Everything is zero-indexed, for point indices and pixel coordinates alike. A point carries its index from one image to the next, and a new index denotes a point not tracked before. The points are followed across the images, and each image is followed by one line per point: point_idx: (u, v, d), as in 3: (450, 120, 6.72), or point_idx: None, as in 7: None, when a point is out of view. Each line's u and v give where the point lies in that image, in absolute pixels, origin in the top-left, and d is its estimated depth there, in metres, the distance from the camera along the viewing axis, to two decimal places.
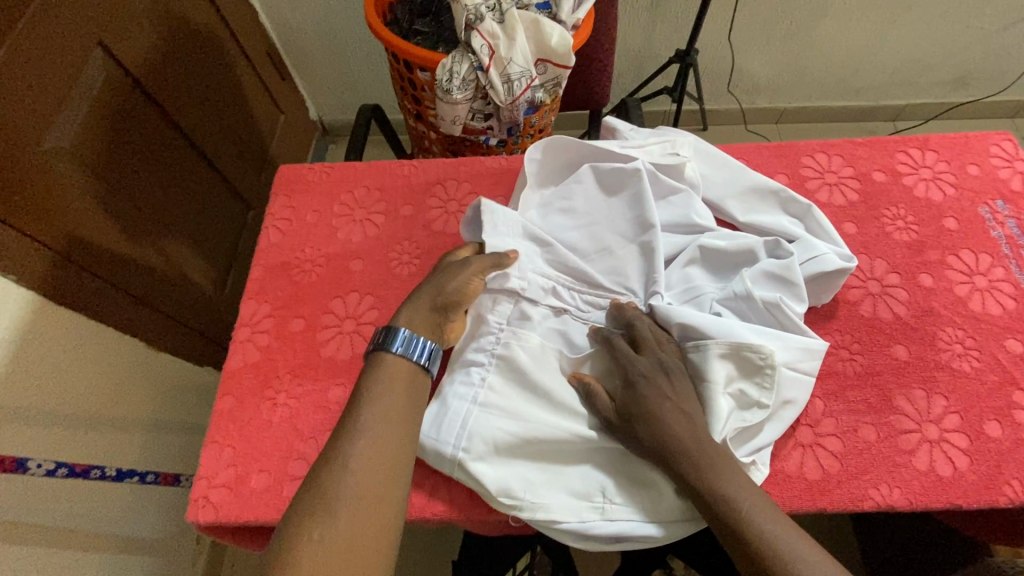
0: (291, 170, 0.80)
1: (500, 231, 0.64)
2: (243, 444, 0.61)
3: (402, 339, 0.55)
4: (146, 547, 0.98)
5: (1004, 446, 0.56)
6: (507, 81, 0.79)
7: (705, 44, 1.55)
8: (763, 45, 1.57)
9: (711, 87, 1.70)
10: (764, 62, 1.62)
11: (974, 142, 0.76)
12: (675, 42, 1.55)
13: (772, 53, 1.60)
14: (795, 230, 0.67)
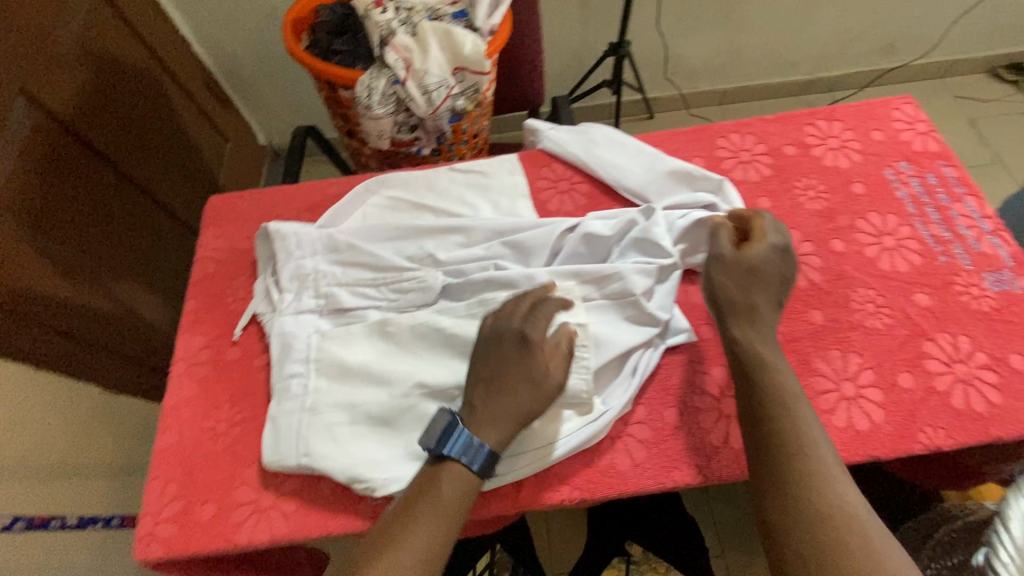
0: (220, 200, 0.81)
1: (325, 253, 0.69)
2: (187, 477, 0.61)
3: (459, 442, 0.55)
4: None
5: (916, 395, 0.59)
6: (426, 92, 0.80)
7: (638, 34, 1.57)
8: (694, 30, 1.60)
9: (651, 75, 1.73)
10: (698, 47, 1.66)
11: (877, 108, 0.79)
12: (609, 35, 1.57)
13: (704, 37, 1.63)
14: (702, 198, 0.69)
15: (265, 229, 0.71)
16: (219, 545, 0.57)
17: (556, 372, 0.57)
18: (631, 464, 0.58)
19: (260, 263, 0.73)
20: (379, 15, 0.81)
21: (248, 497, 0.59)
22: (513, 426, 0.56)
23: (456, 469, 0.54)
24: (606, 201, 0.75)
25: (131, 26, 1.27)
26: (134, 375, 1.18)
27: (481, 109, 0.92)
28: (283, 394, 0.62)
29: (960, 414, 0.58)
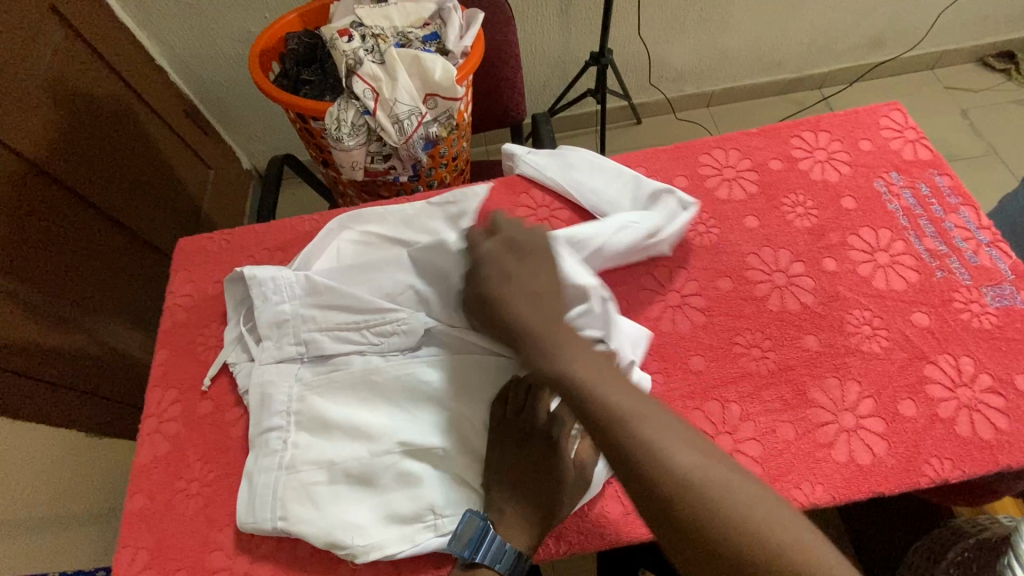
0: (190, 243, 0.78)
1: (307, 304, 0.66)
2: (157, 543, 0.58)
3: (483, 545, 0.52)
4: None
5: (919, 424, 0.56)
6: (397, 122, 0.77)
7: (621, 42, 1.55)
8: (676, 34, 1.58)
9: (635, 81, 1.71)
10: (682, 51, 1.63)
11: (865, 117, 0.77)
12: (591, 43, 1.55)
13: (688, 41, 1.61)
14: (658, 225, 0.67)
15: (237, 272, 0.67)
16: None
17: (582, 470, 0.55)
18: (623, 512, 0.56)
19: (229, 307, 0.69)
20: (345, 44, 0.78)
21: (222, 563, 0.56)
22: (535, 530, 0.54)
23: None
24: None
25: (103, 59, 1.25)
26: (117, 416, 1.15)
27: (458, 133, 0.89)
28: (261, 449, 0.59)
29: (966, 442, 0.55)
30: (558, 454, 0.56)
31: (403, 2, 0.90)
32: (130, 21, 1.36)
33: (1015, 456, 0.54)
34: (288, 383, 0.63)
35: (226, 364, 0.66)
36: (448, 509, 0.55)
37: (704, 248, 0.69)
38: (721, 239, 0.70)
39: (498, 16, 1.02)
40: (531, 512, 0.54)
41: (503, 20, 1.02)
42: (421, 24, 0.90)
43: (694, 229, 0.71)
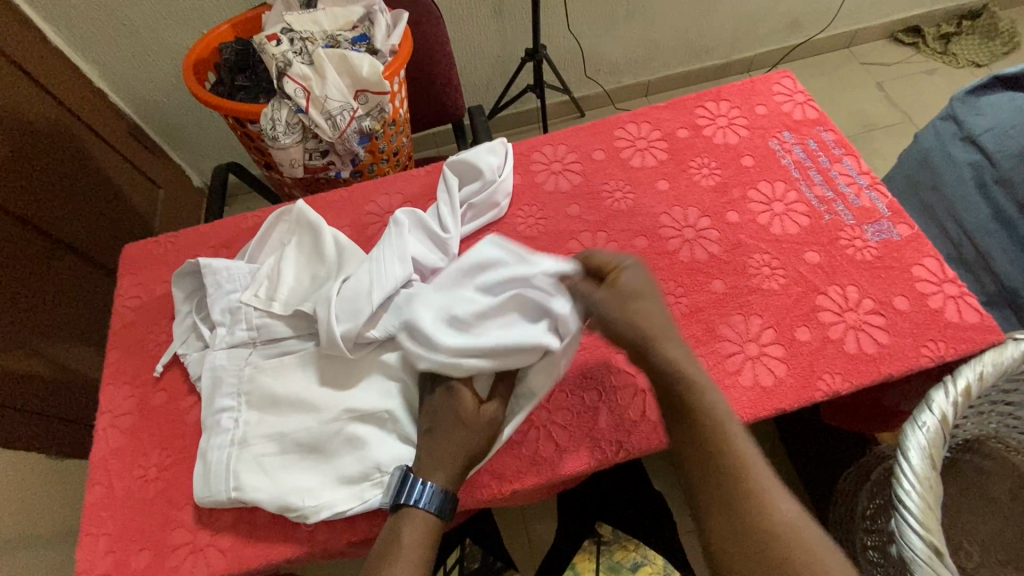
0: (136, 247, 0.81)
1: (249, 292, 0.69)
2: (120, 528, 0.61)
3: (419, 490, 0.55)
4: None
5: (814, 345, 0.63)
6: (330, 118, 0.82)
7: (553, 38, 1.63)
8: (607, 28, 1.66)
9: (574, 75, 1.78)
10: (614, 44, 1.72)
11: (760, 85, 0.84)
12: (526, 41, 1.61)
13: (618, 34, 1.69)
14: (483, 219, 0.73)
15: (188, 264, 0.70)
16: None
17: (489, 412, 0.59)
18: (560, 451, 0.61)
19: (176, 302, 0.72)
20: (274, 48, 0.83)
21: (184, 539, 0.59)
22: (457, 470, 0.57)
23: (418, 518, 0.55)
24: (518, 202, 0.78)
25: (41, 85, 1.25)
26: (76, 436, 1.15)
27: (395, 127, 0.94)
28: (213, 429, 0.62)
29: (854, 358, 0.63)
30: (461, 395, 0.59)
31: (331, 9, 0.95)
32: (65, 46, 1.36)
33: (894, 366, 0.62)
34: (235, 366, 0.65)
35: (177, 355, 0.69)
36: (394, 465, 0.59)
37: (622, 212, 0.75)
38: (636, 202, 0.76)
39: (426, 17, 1.08)
40: (454, 454, 0.57)
41: (432, 20, 1.08)
42: (350, 27, 0.95)
43: (612, 196, 0.77)
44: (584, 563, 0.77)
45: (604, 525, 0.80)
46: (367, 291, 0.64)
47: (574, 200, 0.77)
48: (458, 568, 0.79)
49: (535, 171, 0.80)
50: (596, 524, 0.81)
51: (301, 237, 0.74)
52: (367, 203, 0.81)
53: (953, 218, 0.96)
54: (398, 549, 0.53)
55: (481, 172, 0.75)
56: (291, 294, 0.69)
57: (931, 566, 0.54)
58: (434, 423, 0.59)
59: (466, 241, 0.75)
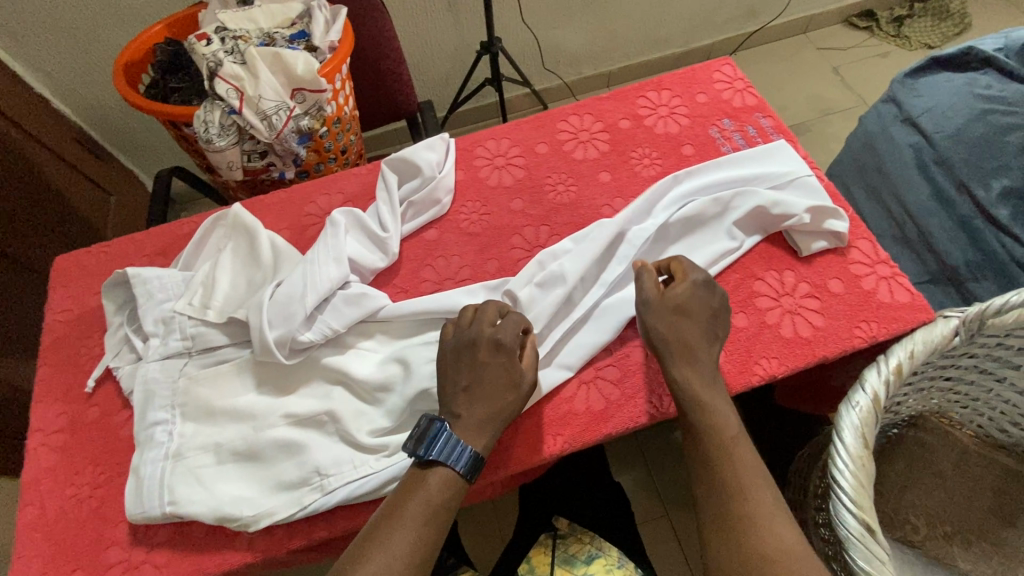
0: (68, 258, 0.78)
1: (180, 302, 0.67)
2: (53, 550, 0.59)
3: (445, 445, 0.54)
4: None
5: (751, 331, 0.64)
6: (265, 118, 0.80)
7: (509, 31, 1.61)
8: (563, 19, 1.65)
9: (533, 67, 1.77)
10: (572, 35, 1.71)
11: (700, 74, 0.85)
12: (482, 34, 1.60)
13: (576, 24, 1.68)
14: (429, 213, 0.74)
15: (117, 275, 0.68)
16: None
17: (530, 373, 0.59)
18: (504, 447, 0.61)
19: (108, 314, 0.69)
20: (204, 48, 0.81)
21: (120, 556, 0.58)
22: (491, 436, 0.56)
23: (444, 473, 0.54)
24: (461, 198, 0.77)
25: None
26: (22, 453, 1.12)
27: (340, 126, 0.93)
28: (147, 443, 0.60)
29: (790, 342, 0.63)
30: (506, 355, 0.58)
31: (267, 6, 0.92)
32: None
33: (829, 348, 0.63)
34: (168, 377, 0.64)
35: (110, 369, 0.67)
36: (334, 467, 0.58)
37: (565, 206, 0.75)
38: (579, 194, 0.76)
39: (369, 11, 1.05)
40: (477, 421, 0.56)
41: (376, 15, 1.06)
42: (288, 25, 0.93)
43: (555, 189, 0.76)
44: (539, 556, 0.76)
45: (561, 518, 0.81)
46: (302, 295, 0.63)
47: (517, 194, 0.77)
48: None
49: (478, 166, 0.79)
50: (553, 518, 0.82)
51: (236, 242, 0.72)
52: (307, 205, 0.79)
53: (896, 199, 0.98)
54: (421, 493, 0.53)
55: (419, 168, 0.74)
56: (226, 300, 0.67)
57: (864, 544, 0.55)
58: (472, 381, 0.57)
59: (408, 240, 0.74)
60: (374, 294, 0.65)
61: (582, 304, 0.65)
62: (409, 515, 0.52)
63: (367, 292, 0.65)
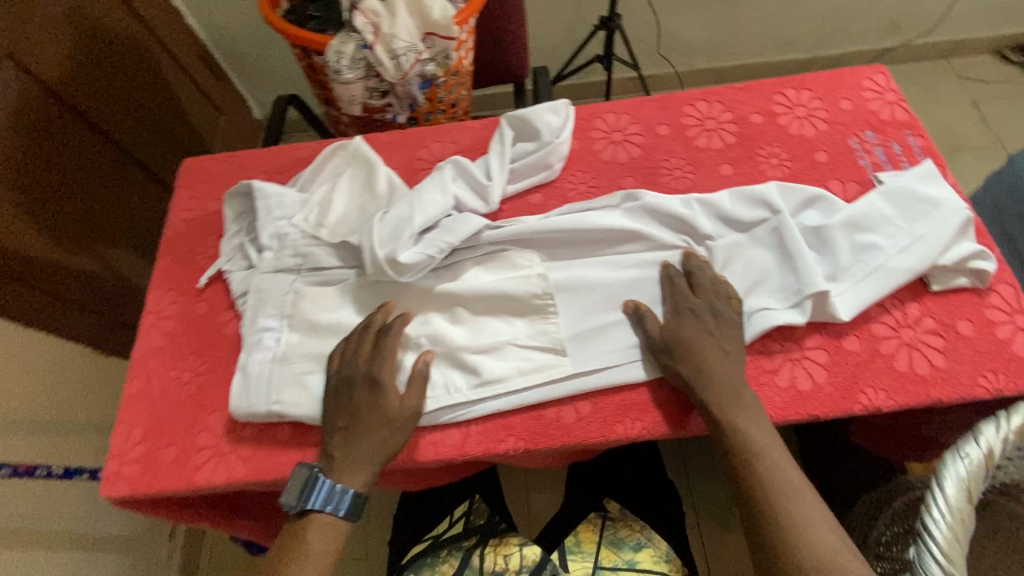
0: (195, 161, 0.82)
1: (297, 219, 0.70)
2: (153, 422, 0.64)
3: (319, 496, 0.58)
4: (80, 542, 1.04)
5: (861, 357, 0.60)
6: (394, 57, 0.81)
7: (629, 10, 1.56)
8: (687, 5, 1.58)
9: (644, 51, 1.71)
10: (692, 24, 1.64)
11: (848, 78, 0.79)
12: (601, 9, 1.54)
13: (698, 13, 1.61)
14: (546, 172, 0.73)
15: (242, 186, 0.72)
16: (180, 486, 0.60)
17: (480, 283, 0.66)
18: (579, 417, 0.61)
19: (227, 220, 0.74)
20: None
21: (210, 442, 0.62)
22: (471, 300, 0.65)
23: (325, 520, 0.58)
24: (573, 167, 0.75)
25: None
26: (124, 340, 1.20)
27: (457, 77, 0.93)
28: (253, 345, 0.64)
29: (902, 376, 0.59)
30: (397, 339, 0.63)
31: None
32: None
33: (942, 389, 0.58)
34: (280, 288, 0.67)
35: (221, 272, 0.71)
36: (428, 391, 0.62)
37: (679, 192, 0.72)
38: (696, 183, 0.73)
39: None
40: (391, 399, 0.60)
41: None
42: None
43: (671, 174, 0.74)
44: (586, 533, 0.77)
45: (612, 502, 0.80)
46: (408, 218, 0.66)
47: (630, 172, 0.75)
48: (463, 520, 0.79)
49: (594, 138, 0.77)
50: (604, 500, 0.81)
51: (355, 170, 0.75)
52: (419, 148, 0.80)
53: None
54: (314, 539, 0.58)
55: (538, 127, 0.73)
56: (344, 224, 0.70)
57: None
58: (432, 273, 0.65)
59: (512, 200, 0.74)
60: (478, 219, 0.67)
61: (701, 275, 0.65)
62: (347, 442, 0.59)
63: (469, 218, 0.68)
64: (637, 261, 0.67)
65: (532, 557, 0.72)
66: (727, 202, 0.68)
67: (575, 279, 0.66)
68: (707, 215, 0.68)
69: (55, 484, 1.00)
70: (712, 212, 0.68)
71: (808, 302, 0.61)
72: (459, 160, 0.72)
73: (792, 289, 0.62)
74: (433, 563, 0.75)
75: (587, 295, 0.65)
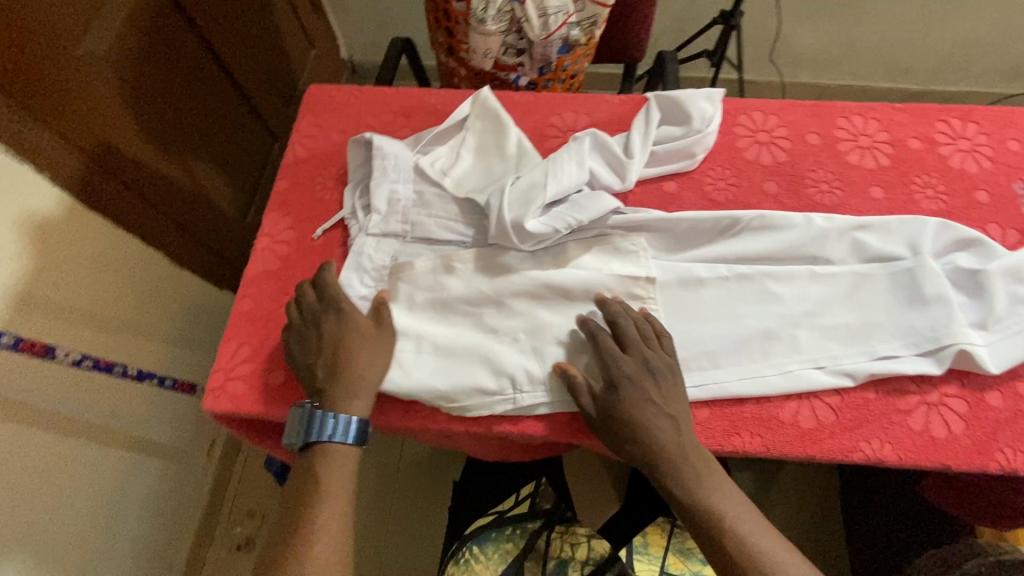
0: (321, 90, 0.81)
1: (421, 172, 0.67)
2: (261, 343, 0.63)
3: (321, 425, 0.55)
4: (133, 445, 1.05)
5: (1002, 415, 0.57)
6: (544, 15, 0.77)
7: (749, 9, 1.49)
8: (811, 13, 1.50)
9: (753, 55, 1.64)
10: (810, 34, 1.56)
11: (1019, 117, 0.73)
12: (721, 3, 1.47)
13: (819, 24, 1.53)
14: (689, 162, 0.70)
15: (362, 137, 0.68)
16: (283, 413, 0.60)
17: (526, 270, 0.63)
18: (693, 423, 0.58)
19: (352, 166, 0.70)
20: None
21: None
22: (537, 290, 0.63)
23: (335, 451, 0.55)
24: (712, 161, 0.72)
25: None
26: (207, 262, 1.18)
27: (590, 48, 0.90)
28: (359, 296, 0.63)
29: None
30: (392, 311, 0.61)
31: None
32: None
33: None
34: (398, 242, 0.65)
35: (342, 220, 0.68)
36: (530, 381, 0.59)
37: (823, 207, 0.69)
38: (842, 202, 0.69)
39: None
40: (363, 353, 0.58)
41: None
42: None
43: (817, 186, 0.70)
44: (654, 536, 0.75)
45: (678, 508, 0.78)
46: (542, 186, 0.62)
47: (772, 176, 0.71)
48: (529, 501, 0.76)
49: (738, 135, 0.74)
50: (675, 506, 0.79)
51: (483, 127, 0.72)
52: (552, 115, 0.77)
53: None
54: (335, 469, 0.55)
55: (687, 114, 0.70)
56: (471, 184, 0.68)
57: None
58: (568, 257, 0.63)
59: (644, 186, 0.70)
60: (609, 199, 0.62)
61: (837, 303, 0.61)
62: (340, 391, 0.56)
63: (600, 196, 0.63)
64: (771, 273, 0.62)
65: (601, 551, 0.71)
66: (876, 231, 0.64)
67: (699, 283, 0.62)
68: (853, 240, 0.64)
69: (119, 383, 1.00)
70: (857, 237, 0.64)
71: (948, 353, 0.57)
72: (598, 135, 0.69)
73: (929, 335, 0.58)
74: (496, 538, 0.72)
75: (713, 301, 0.62)
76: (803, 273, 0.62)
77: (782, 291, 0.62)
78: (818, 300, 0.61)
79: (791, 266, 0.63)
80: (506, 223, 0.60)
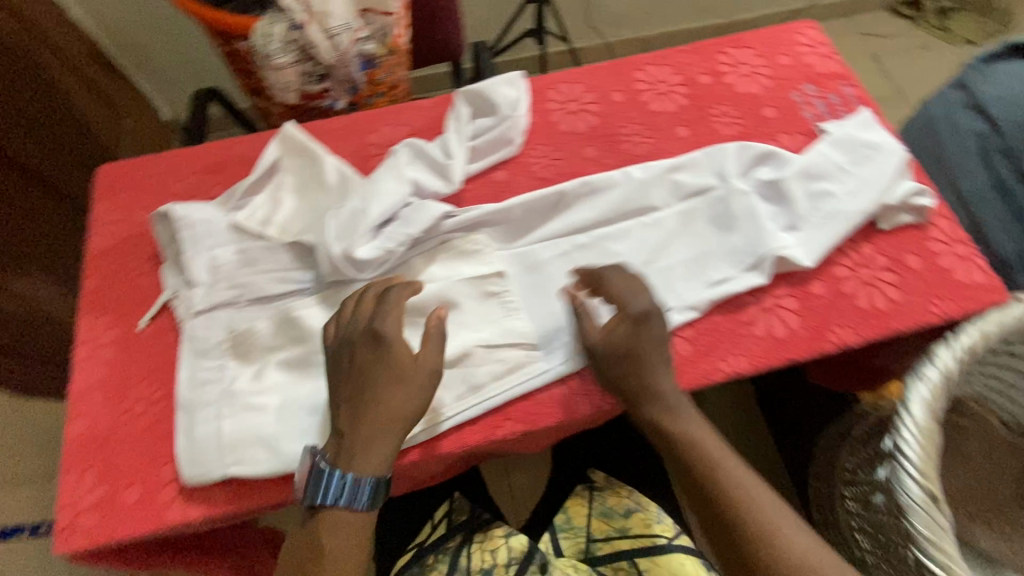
0: (113, 169, 0.73)
1: (240, 234, 0.64)
2: (107, 461, 0.57)
3: (336, 488, 0.53)
4: None
5: (826, 299, 0.64)
6: (331, 37, 0.75)
7: None
8: None
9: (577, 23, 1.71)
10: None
11: (783, 34, 0.81)
12: None
13: None
14: (512, 143, 0.72)
15: (161, 211, 0.63)
16: (150, 528, 0.55)
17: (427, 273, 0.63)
18: (572, 395, 0.60)
19: (161, 244, 0.65)
20: None
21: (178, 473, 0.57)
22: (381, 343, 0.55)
23: (335, 517, 0.53)
24: (532, 140, 0.74)
25: None
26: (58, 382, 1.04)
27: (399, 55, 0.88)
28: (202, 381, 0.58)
29: (863, 313, 0.63)
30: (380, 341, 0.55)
31: None
32: None
33: (896, 321, 0.62)
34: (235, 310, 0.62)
35: (167, 304, 0.63)
36: None
37: (640, 157, 0.73)
38: (655, 148, 0.74)
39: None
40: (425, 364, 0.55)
41: None
42: None
43: (630, 140, 0.74)
44: (574, 508, 0.76)
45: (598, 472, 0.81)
46: (365, 209, 0.61)
47: (590, 141, 0.74)
48: (445, 521, 0.76)
49: (550, 110, 0.76)
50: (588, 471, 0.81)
51: (298, 165, 0.69)
52: (370, 133, 0.75)
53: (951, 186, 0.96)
54: (334, 534, 0.53)
55: (494, 100, 0.71)
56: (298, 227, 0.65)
57: (927, 512, 0.56)
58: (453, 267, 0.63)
59: (473, 181, 0.71)
60: (436, 206, 0.63)
61: (669, 244, 0.65)
62: (373, 445, 0.53)
63: (426, 206, 0.62)
64: (606, 236, 0.66)
65: (519, 548, 0.68)
66: (688, 169, 0.69)
67: (541, 265, 0.64)
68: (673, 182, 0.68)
69: None
70: (673, 178, 0.68)
71: (766, 262, 0.63)
72: (415, 143, 0.68)
73: (747, 251, 0.64)
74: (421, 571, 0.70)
75: (560, 274, 0.64)
76: (632, 227, 0.66)
77: (621, 248, 0.65)
78: (654, 247, 0.65)
79: (622, 222, 0.67)
80: (335, 259, 0.58)
